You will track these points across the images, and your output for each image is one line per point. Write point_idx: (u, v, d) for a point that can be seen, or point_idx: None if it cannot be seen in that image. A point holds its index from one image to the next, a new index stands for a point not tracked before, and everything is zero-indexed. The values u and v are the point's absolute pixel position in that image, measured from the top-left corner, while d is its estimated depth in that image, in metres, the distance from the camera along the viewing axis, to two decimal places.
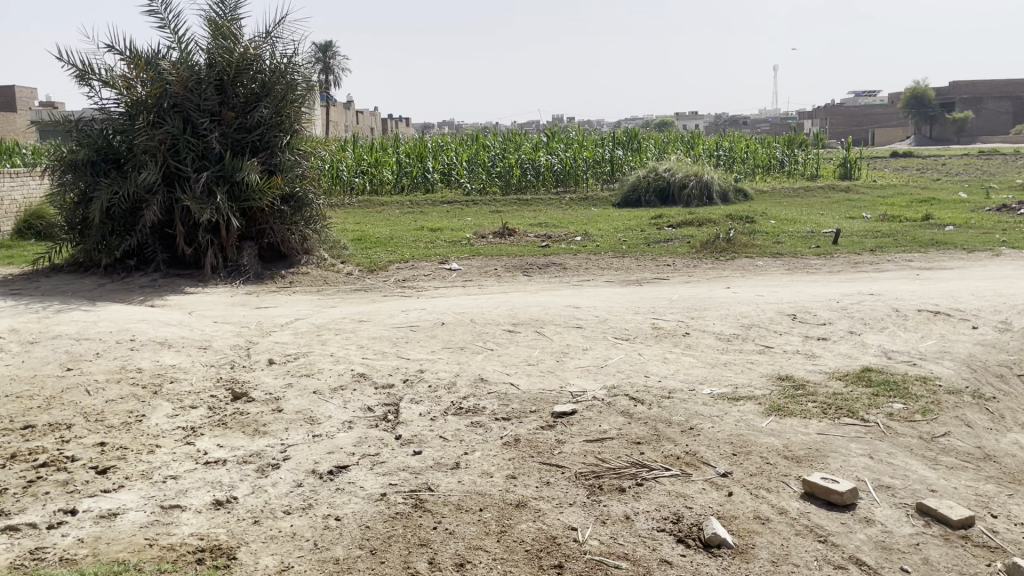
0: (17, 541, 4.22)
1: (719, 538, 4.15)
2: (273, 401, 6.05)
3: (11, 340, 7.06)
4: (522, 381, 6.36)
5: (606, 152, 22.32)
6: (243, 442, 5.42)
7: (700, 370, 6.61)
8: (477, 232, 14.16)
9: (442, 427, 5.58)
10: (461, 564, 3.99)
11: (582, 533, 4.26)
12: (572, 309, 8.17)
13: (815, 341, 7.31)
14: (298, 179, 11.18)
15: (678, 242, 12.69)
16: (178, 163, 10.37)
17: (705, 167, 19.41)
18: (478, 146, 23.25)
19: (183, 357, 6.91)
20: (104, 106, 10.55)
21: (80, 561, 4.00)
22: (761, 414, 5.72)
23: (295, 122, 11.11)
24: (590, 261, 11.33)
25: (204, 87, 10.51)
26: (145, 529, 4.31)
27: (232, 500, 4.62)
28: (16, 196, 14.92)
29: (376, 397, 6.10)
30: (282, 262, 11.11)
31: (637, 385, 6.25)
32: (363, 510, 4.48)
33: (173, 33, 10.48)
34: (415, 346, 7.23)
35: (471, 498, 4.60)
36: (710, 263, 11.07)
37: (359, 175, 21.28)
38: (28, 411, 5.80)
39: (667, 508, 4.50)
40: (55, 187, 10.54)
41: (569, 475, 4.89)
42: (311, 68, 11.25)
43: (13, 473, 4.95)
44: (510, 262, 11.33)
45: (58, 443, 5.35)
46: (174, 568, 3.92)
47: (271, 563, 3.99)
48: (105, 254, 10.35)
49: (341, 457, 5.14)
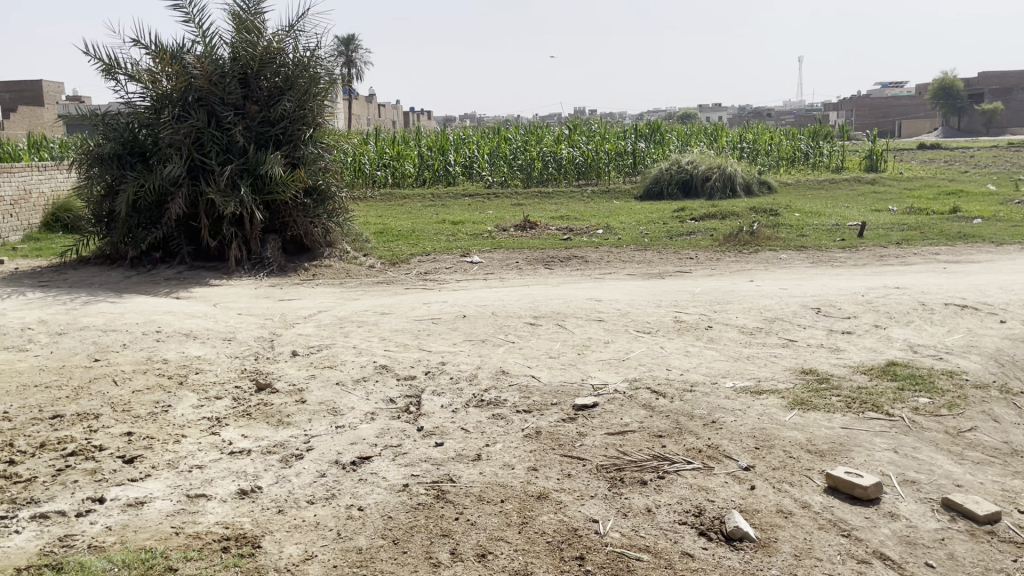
0: (46, 528, 4.27)
1: (741, 531, 4.14)
2: (297, 392, 6.11)
3: (39, 332, 7.18)
4: (544, 373, 6.36)
5: (628, 144, 22.32)
6: (267, 432, 5.47)
7: (723, 363, 6.58)
8: (499, 225, 14.18)
9: (464, 419, 5.60)
10: (482, 554, 4.01)
11: (604, 525, 4.26)
12: (594, 302, 8.17)
13: (840, 335, 7.25)
14: (320, 172, 11.21)
15: (701, 235, 12.63)
16: (203, 156, 10.44)
17: (729, 160, 19.35)
18: (500, 139, 23.28)
19: (208, 348, 6.99)
20: (130, 101, 10.64)
21: (109, 548, 4.06)
22: (784, 408, 5.69)
23: (318, 115, 11.15)
24: (613, 254, 11.30)
25: (228, 80, 10.58)
26: (172, 517, 4.37)
27: (257, 490, 4.67)
28: (44, 189, 15.17)
29: (398, 388, 6.14)
30: (305, 255, 11.20)
31: (658, 378, 6.23)
32: (384, 501, 4.51)
33: (198, 27, 10.57)
34: (437, 338, 7.26)
35: (493, 490, 4.62)
36: (734, 256, 11.00)
37: (381, 168, 21.29)
38: (57, 401, 5.89)
39: (689, 501, 4.49)
40: (82, 180, 10.68)
41: (591, 468, 4.89)
42: (333, 61, 11.31)
43: (43, 461, 5.02)
44: (532, 255, 11.34)
45: (87, 432, 5.43)
46: (199, 556, 3.97)
47: (295, 552, 4.03)
48: (132, 247, 10.52)
49: (364, 448, 5.18)
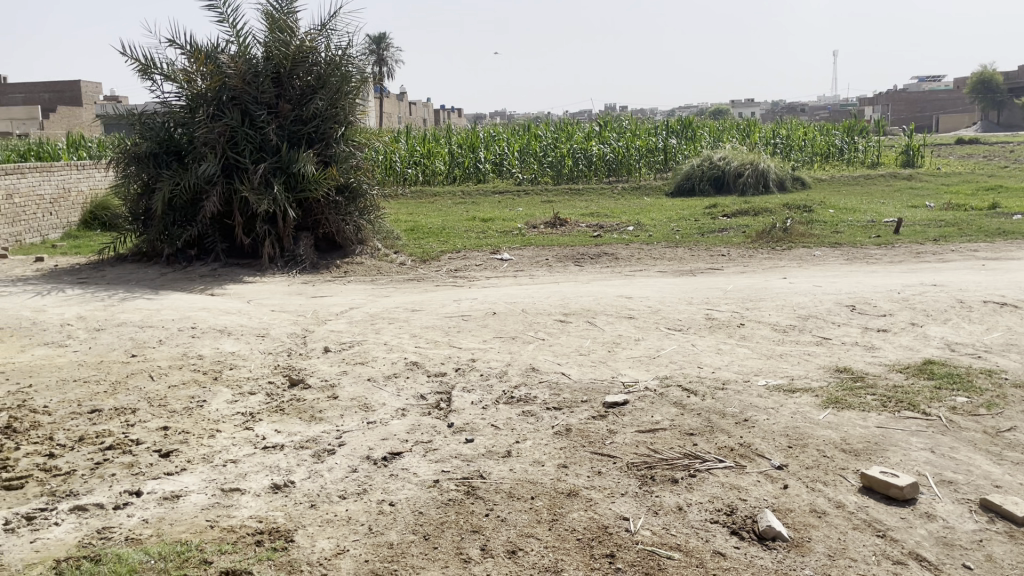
0: (85, 520, 4.35)
1: (774, 531, 4.10)
2: (329, 387, 6.16)
3: (78, 328, 7.34)
4: (573, 371, 6.36)
5: (659, 141, 22.16)
6: (299, 428, 5.53)
7: (755, 361, 6.52)
8: (529, 221, 14.18)
9: (494, 416, 5.62)
10: (513, 551, 4.01)
11: (634, 523, 4.25)
12: (624, 299, 8.14)
13: (875, 333, 7.14)
14: (352, 170, 11.28)
15: (733, 232, 12.53)
16: (237, 155, 10.57)
17: (762, 156, 19.15)
18: (530, 136, 23.25)
19: (242, 344, 7.09)
20: (166, 100, 10.80)
21: (146, 541, 4.12)
22: (818, 407, 5.62)
23: (350, 113, 11.22)
24: (643, 251, 11.25)
25: (262, 79, 10.70)
26: (207, 511, 4.44)
27: (290, 484, 4.72)
28: (83, 188, 15.49)
29: (429, 385, 6.17)
30: (337, 252, 11.30)
31: (689, 375, 6.19)
32: (415, 496, 4.54)
33: (232, 27, 10.70)
34: (468, 335, 7.28)
35: (523, 487, 4.63)
36: (767, 253, 10.90)
37: (411, 166, 21.42)
38: (95, 395, 6.00)
39: (721, 500, 4.46)
40: (119, 179, 10.87)
41: (621, 465, 4.87)
42: (365, 60, 11.37)
43: (81, 455, 5.11)
44: (562, 252, 11.33)
45: (124, 426, 5.53)
46: (233, 549, 4.02)
47: (327, 546, 4.07)
48: (168, 244, 10.70)
49: (395, 444, 5.22)
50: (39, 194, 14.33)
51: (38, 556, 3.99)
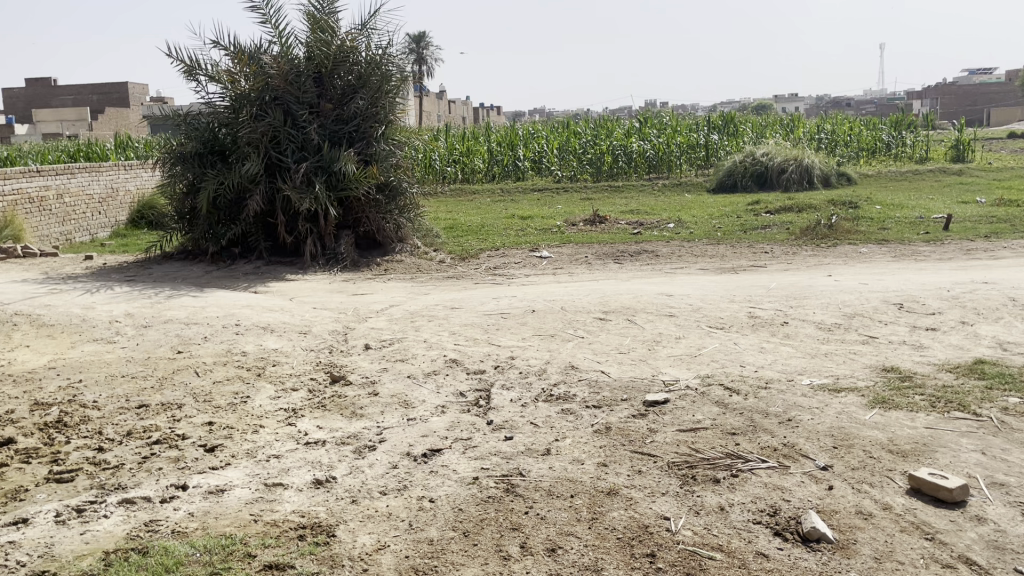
0: (133, 513, 4.44)
1: (819, 532, 4.03)
2: (370, 384, 6.22)
3: (126, 325, 7.50)
4: (613, 369, 6.32)
5: (700, 137, 21.95)
6: (341, 424, 5.58)
7: (799, 360, 6.42)
8: (568, 219, 14.14)
9: (533, 413, 5.61)
10: (552, 549, 4.00)
11: (675, 523, 4.21)
12: (665, 297, 8.08)
13: (924, 332, 6.98)
14: (392, 169, 11.35)
15: (777, 228, 12.36)
16: (279, 155, 10.71)
17: (806, 151, 18.85)
18: (569, 133, 23.19)
19: (285, 341, 7.18)
20: (211, 101, 10.98)
21: (191, 534, 4.19)
22: (864, 407, 5.52)
23: (390, 112, 11.28)
24: (685, 249, 11.15)
25: (304, 79, 10.82)
26: (250, 505, 4.50)
27: (332, 480, 4.77)
28: (130, 187, 15.82)
29: (468, 382, 6.19)
30: (377, 250, 11.40)
31: (732, 374, 6.12)
32: (455, 493, 4.56)
33: (274, 28, 10.84)
34: (507, 333, 7.29)
35: (562, 484, 4.62)
36: (812, 250, 10.73)
37: (451, 164, 21.52)
38: (142, 391, 6.13)
39: (764, 500, 4.40)
40: (166, 178, 11.07)
41: (662, 465, 4.83)
42: (405, 59, 11.42)
43: (129, 449, 5.22)
44: (601, 250, 11.28)
45: (170, 421, 5.63)
46: (277, 543, 4.07)
47: (368, 542, 4.10)
48: (213, 242, 10.89)
49: (435, 441, 5.24)
50: (88, 194, 14.68)
51: (88, 547, 4.08)
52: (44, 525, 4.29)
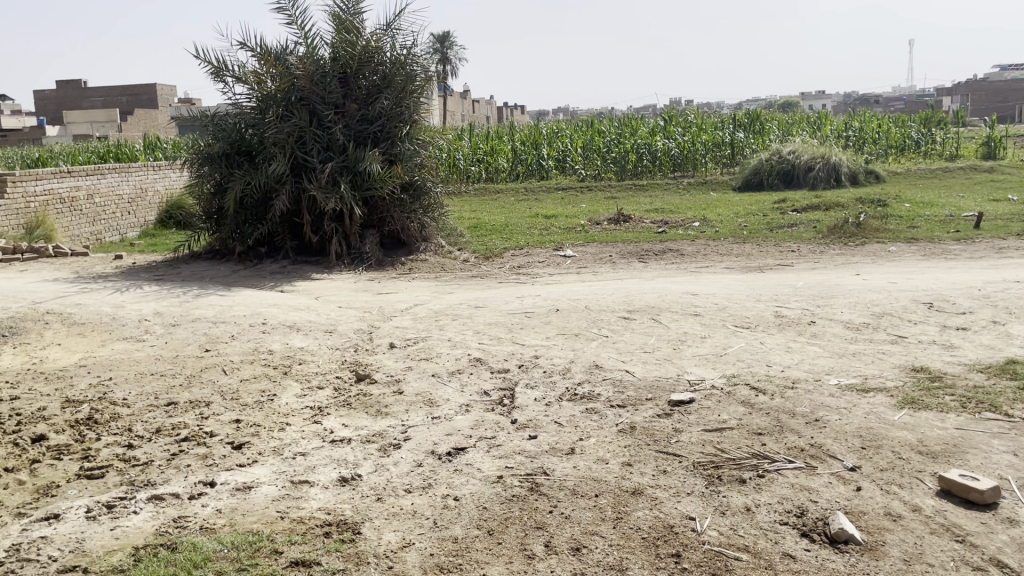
0: (162, 509, 4.49)
1: (847, 533, 3.99)
2: (395, 382, 6.25)
3: (155, 324, 7.60)
4: (638, 368, 6.30)
5: (726, 135, 21.81)
6: (366, 422, 5.61)
7: (826, 359, 6.36)
8: (592, 218, 14.11)
9: (557, 412, 5.61)
10: (577, 548, 4.00)
11: (701, 523, 4.18)
12: (690, 296, 8.04)
13: (954, 331, 6.88)
14: (416, 169, 11.39)
15: (805, 227, 12.24)
16: (305, 155, 10.78)
17: (833, 149, 18.67)
18: (593, 132, 23.13)
19: (311, 340, 7.24)
20: (237, 102, 11.08)
21: (219, 530, 4.24)
22: (893, 407, 5.45)
23: (414, 112, 11.32)
24: (710, 247, 11.08)
25: (329, 79, 10.89)
26: (277, 502, 4.54)
27: (357, 478, 4.80)
28: (159, 188, 16.01)
29: (492, 381, 6.20)
30: (402, 249, 11.45)
31: (758, 374, 6.07)
32: (479, 492, 4.57)
33: (300, 29, 10.93)
34: (531, 332, 7.29)
35: (587, 484, 4.61)
36: (840, 248, 10.62)
37: (475, 163, 21.57)
38: (171, 388, 6.20)
39: (791, 501, 4.37)
40: (193, 178, 11.19)
41: (687, 465, 4.81)
42: (430, 58, 11.45)
43: (158, 446, 5.29)
44: (626, 248, 11.25)
45: (198, 419, 5.70)
46: (303, 539, 4.11)
47: (393, 539, 4.12)
48: (239, 242, 11.00)
49: (459, 439, 5.25)
50: (118, 194, 14.89)
51: (118, 543, 4.14)
52: (75, 521, 4.36)
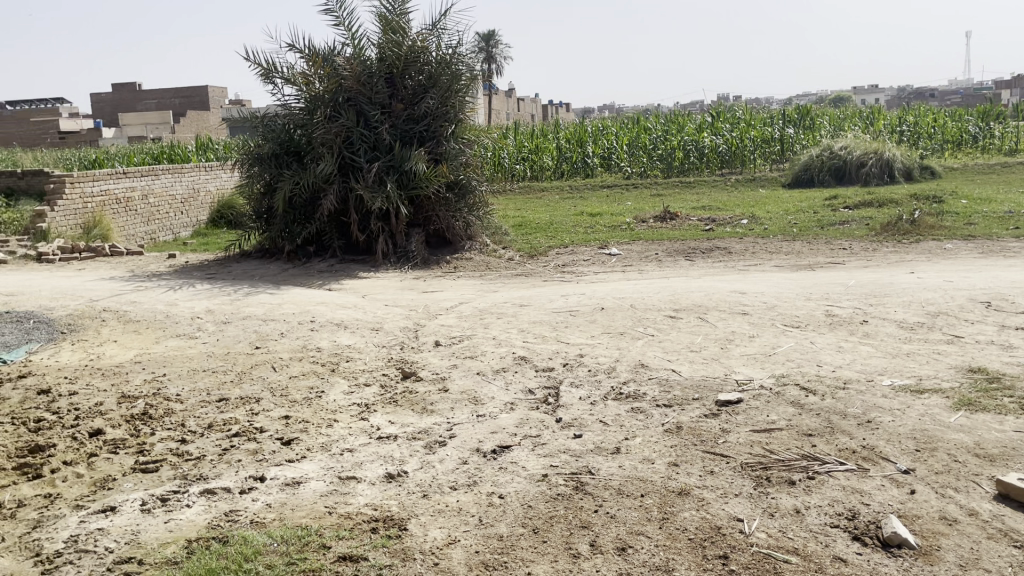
0: (214, 503, 4.59)
1: (900, 537, 3.90)
2: (440, 380, 6.29)
3: (207, 321, 7.77)
4: (685, 368, 6.24)
5: (774, 131, 21.49)
6: (412, 419, 5.65)
7: (878, 360, 6.23)
8: (638, 216, 14.01)
9: (603, 411, 5.59)
10: (622, 548, 3.98)
11: (749, 525, 4.13)
12: (738, 295, 7.93)
13: (1014, 331, 6.67)
14: (462, 168, 11.45)
15: (857, 224, 11.99)
16: (352, 155, 10.91)
17: (887, 144, 18.28)
18: (639, 129, 22.97)
19: (358, 338, 7.32)
20: (286, 103, 11.25)
21: (268, 524, 4.31)
22: (949, 409, 5.31)
23: (460, 111, 11.38)
24: (759, 245, 10.91)
25: (376, 80, 10.99)
26: (325, 498, 4.60)
27: (403, 474, 4.84)
28: (210, 188, 16.35)
29: (537, 379, 6.20)
30: (447, 248, 11.53)
31: (808, 374, 5.97)
32: (524, 490, 4.57)
33: (348, 30, 11.05)
34: (576, 330, 7.27)
35: (632, 484, 4.58)
36: (893, 246, 10.38)
37: (520, 162, 21.57)
38: (222, 384, 6.33)
39: (842, 504, 4.28)
40: (244, 178, 11.39)
41: (735, 465, 4.75)
42: (475, 57, 11.48)
43: (210, 441, 5.40)
44: (672, 246, 11.16)
45: (249, 414, 5.81)
46: (350, 535, 4.15)
47: (439, 536, 4.14)
48: (289, 241, 11.18)
49: (504, 438, 5.26)
50: (172, 195, 15.24)
51: (172, 536, 4.23)
52: (131, 513, 4.48)
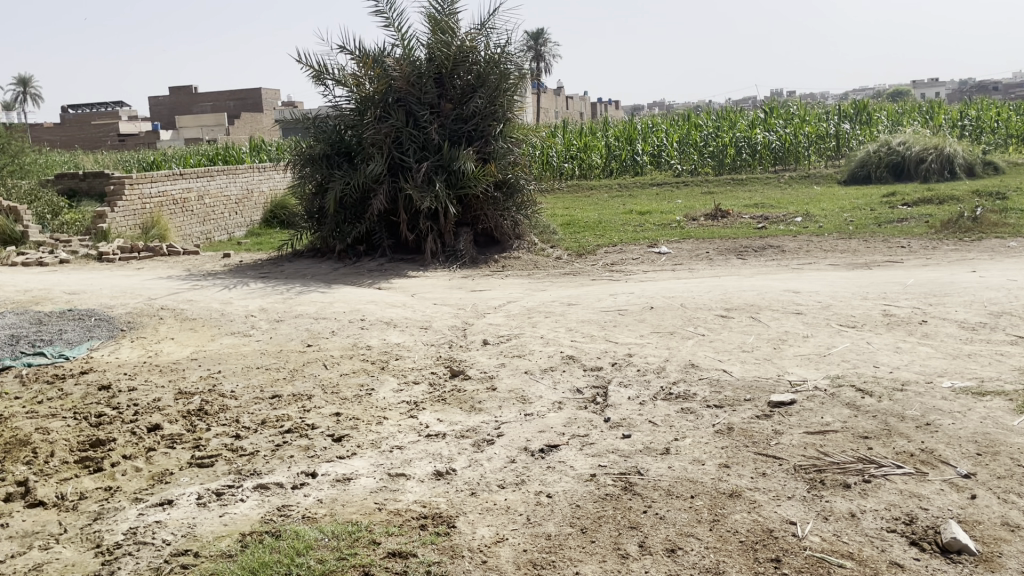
0: (267, 498, 4.67)
1: (960, 543, 3.78)
2: (488, 379, 6.30)
3: (260, 319, 7.92)
4: (736, 368, 6.15)
5: (829, 127, 21.08)
6: (460, 417, 5.68)
7: (938, 361, 6.05)
8: (688, 214, 13.86)
9: (652, 411, 5.54)
10: (672, 549, 3.93)
11: (802, 528, 4.05)
12: (792, 294, 7.79)
13: None
14: (510, 167, 11.47)
15: (916, 222, 11.69)
16: (401, 155, 11.00)
17: (947, 139, 17.78)
18: (690, 126, 22.72)
19: (407, 336, 7.38)
20: (338, 104, 11.40)
21: (320, 520, 4.37)
22: (1013, 412, 5.13)
23: (508, 110, 11.39)
24: (814, 244, 10.71)
25: (425, 80, 11.06)
26: (375, 494, 4.65)
27: (452, 472, 4.86)
28: (264, 188, 16.65)
29: (585, 379, 6.17)
30: (495, 247, 11.57)
31: (864, 375, 5.84)
32: (572, 489, 4.55)
33: (397, 31, 11.14)
34: (625, 330, 7.22)
35: (682, 485, 4.53)
36: (954, 244, 10.08)
37: (569, 160, 21.51)
38: (275, 381, 6.44)
39: (899, 508, 4.17)
40: (296, 179, 11.58)
41: (788, 467, 4.66)
42: (524, 56, 11.47)
43: (263, 437, 5.50)
44: (723, 245, 11.00)
45: (301, 411, 5.90)
46: (400, 531, 4.19)
47: (487, 534, 4.15)
48: (340, 240, 11.33)
49: (552, 437, 5.25)
50: (227, 195, 15.56)
51: (226, 529, 4.32)
52: (187, 507, 4.58)
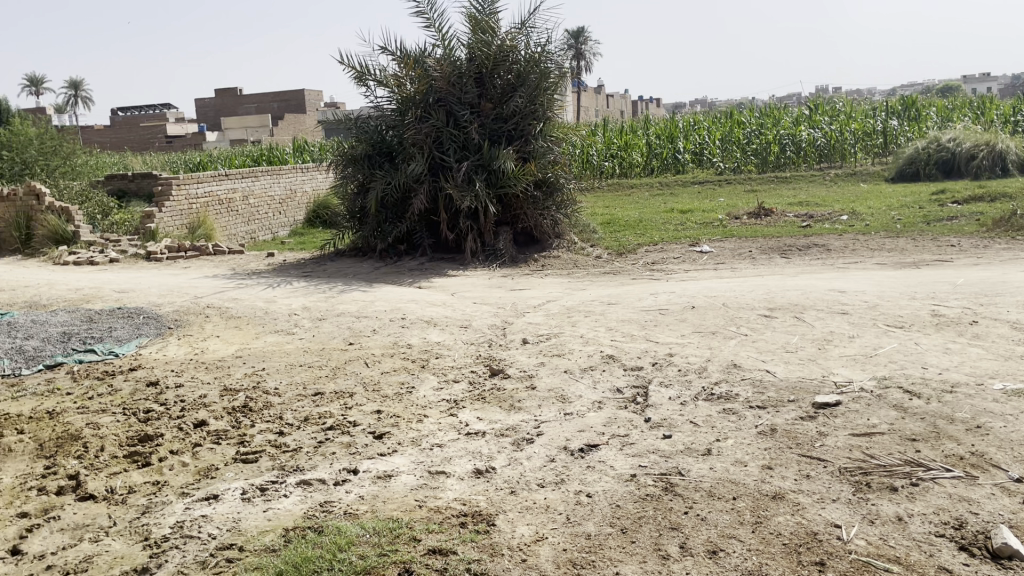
0: (310, 494, 4.73)
1: (1012, 549, 3.68)
2: (528, 378, 6.30)
3: (303, 318, 8.02)
4: (779, 368, 6.07)
5: (876, 123, 20.68)
6: (500, 416, 5.69)
7: (990, 363, 5.89)
8: (730, 212, 13.71)
9: (693, 412, 5.49)
10: (713, 551, 3.90)
11: (847, 532, 3.98)
12: (837, 294, 7.65)
13: None
14: (550, 166, 11.46)
15: (966, 220, 11.40)
16: (442, 155, 11.07)
17: (1000, 135, 17.31)
18: (733, 123, 22.45)
19: (447, 335, 7.41)
20: (379, 105, 11.50)
21: (361, 516, 4.41)
22: None
23: (548, 109, 11.38)
24: (860, 242, 10.50)
25: (465, 80, 11.10)
26: (415, 491, 4.68)
27: (491, 470, 4.88)
28: (307, 188, 16.86)
29: (625, 379, 6.14)
30: (535, 246, 11.57)
31: (912, 377, 5.71)
32: (612, 489, 4.53)
33: (438, 31, 11.20)
34: (666, 329, 7.16)
35: (723, 486, 4.49)
36: (1007, 243, 9.81)
37: (609, 159, 21.41)
38: (318, 379, 6.52)
39: (948, 512, 4.08)
40: (338, 179, 11.71)
41: (833, 470, 4.59)
42: (564, 54, 11.45)
43: (306, 434, 5.57)
44: (766, 244, 10.85)
45: (342, 408, 5.96)
46: (440, 529, 4.21)
47: (526, 533, 4.15)
48: (381, 240, 11.43)
49: (592, 436, 5.24)
50: (270, 195, 15.78)
51: (270, 524, 4.38)
52: (232, 502, 4.66)
